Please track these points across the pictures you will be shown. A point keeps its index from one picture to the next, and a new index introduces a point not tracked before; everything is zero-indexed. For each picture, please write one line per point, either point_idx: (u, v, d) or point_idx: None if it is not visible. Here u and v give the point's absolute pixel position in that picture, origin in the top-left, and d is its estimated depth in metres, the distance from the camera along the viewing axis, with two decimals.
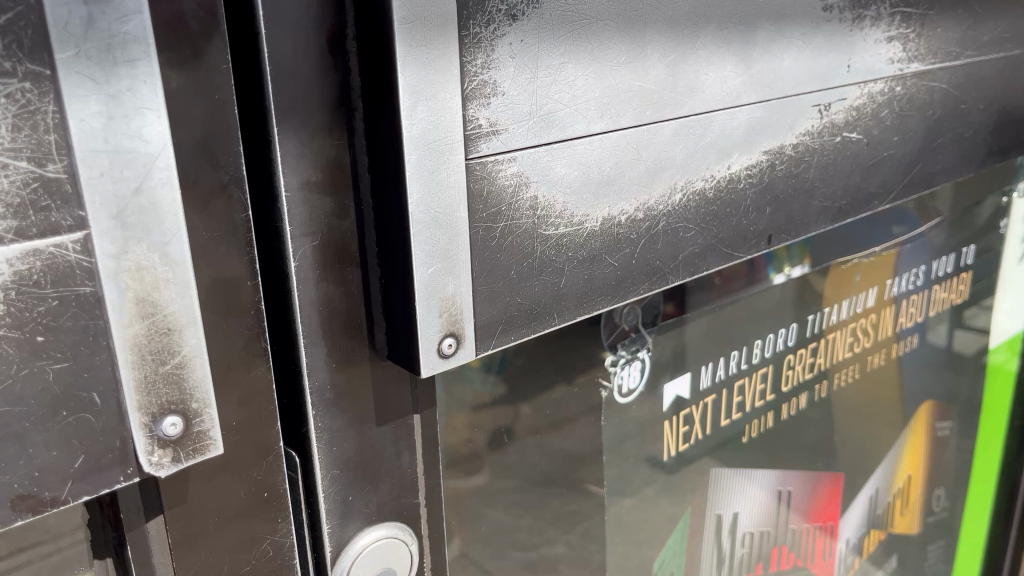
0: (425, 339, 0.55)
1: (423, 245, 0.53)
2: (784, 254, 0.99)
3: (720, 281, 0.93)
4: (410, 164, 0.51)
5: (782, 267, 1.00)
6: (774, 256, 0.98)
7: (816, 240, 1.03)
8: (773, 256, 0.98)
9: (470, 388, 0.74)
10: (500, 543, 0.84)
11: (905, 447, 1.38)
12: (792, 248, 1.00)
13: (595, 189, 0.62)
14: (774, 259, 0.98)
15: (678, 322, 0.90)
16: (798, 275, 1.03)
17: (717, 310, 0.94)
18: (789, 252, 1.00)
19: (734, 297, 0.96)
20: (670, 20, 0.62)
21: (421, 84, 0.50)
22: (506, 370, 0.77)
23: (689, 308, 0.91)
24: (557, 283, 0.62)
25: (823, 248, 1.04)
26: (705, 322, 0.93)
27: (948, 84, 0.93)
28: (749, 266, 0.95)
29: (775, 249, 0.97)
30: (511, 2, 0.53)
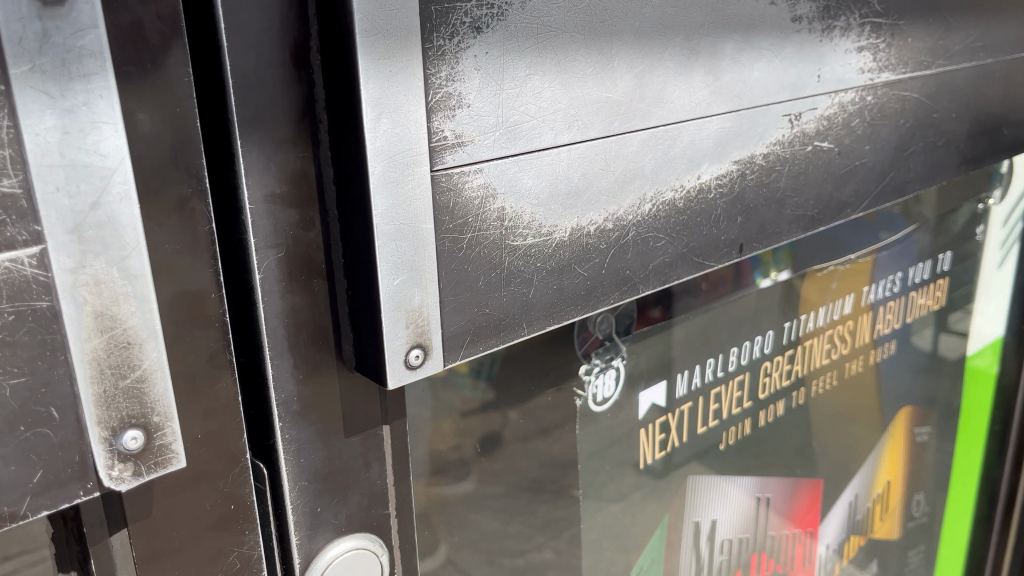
0: (391, 351, 0.55)
1: (388, 257, 0.53)
2: (771, 259, 1.00)
3: (707, 286, 0.94)
4: (374, 176, 0.51)
5: (769, 272, 1.01)
6: (762, 261, 0.99)
7: (803, 245, 1.04)
8: (760, 260, 0.99)
9: (443, 397, 0.74)
10: (488, 550, 0.86)
11: (885, 453, 1.38)
12: (779, 253, 1.01)
13: (563, 200, 0.62)
14: (762, 263, 0.99)
15: (665, 326, 0.91)
16: (785, 279, 1.04)
17: (703, 314, 0.95)
18: (776, 257, 1.01)
19: (720, 302, 0.97)
20: (637, 32, 0.63)
21: (384, 97, 0.50)
22: (495, 376, 0.78)
23: (676, 314, 0.92)
24: (526, 293, 0.62)
25: (809, 252, 1.06)
26: (691, 326, 0.94)
27: (919, 94, 0.94)
28: (736, 272, 0.96)
29: (762, 254, 0.98)
30: (475, 14, 0.53)
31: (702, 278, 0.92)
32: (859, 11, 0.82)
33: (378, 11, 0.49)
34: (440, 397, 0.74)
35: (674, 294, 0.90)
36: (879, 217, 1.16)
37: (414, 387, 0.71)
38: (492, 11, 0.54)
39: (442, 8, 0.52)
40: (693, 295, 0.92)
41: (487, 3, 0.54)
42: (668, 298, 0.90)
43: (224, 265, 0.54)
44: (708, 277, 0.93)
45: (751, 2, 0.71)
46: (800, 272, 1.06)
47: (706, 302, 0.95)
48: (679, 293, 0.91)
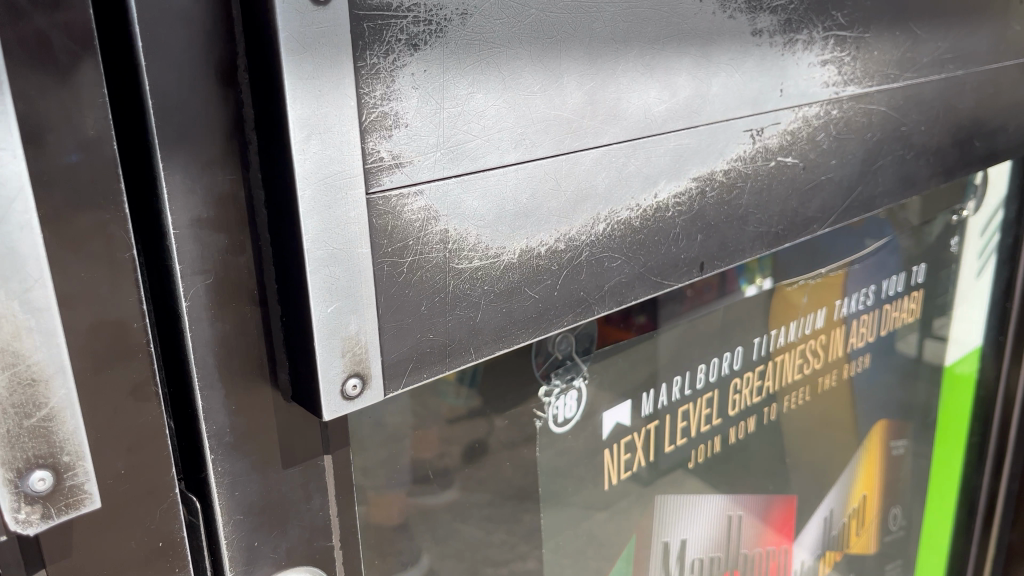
0: (326, 380, 0.53)
1: (320, 283, 0.51)
2: (756, 266, 1.01)
3: (693, 293, 0.93)
4: (303, 200, 0.49)
5: (754, 279, 1.01)
6: (747, 268, 0.99)
7: (786, 251, 1.05)
8: (745, 267, 0.99)
9: (394, 421, 0.72)
10: (473, 559, 0.84)
11: (860, 467, 1.37)
12: (764, 260, 1.02)
13: (510, 221, 0.60)
14: (748, 270, 1.00)
15: (649, 336, 0.90)
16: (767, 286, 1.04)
17: (687, 322, 0.95)
18: (760, 264, 1.01)
19: (706, 309, 0.96)
20: (587, 47, 0.61)
21: (313, 117, 0.48)
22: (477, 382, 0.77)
23: (661, 322, 0.91)
24: (473, 318, 0.60)
25: (791, 259, 1.07)
26: (675, 335, 0.94)
27: (885, 107, 0.93)
28: (721, 279, 0.96)
29: (748, 261, 0.98)
30: (411, 31, 0.51)
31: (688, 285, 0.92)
32: (823, 24, 0.81)
33: (306, 28, 0.46)
34: (425, 403, 0.73)
35: (659, 301, 0.89)
36: (862, 224, 1.17)
37: (363, 414, 0.69)
38: (430, 27, 0.52)
39: (375, 24, 0.50)
40: (677, 303, 0.92)
41: (425, 19, 0.52)
42: (653, 306, 0.88)
43: (150, 292, 0.52)
44: (693, 285, 0.93)
45: (709, 16, 0.69)
46: (769, 288, 1.05)
47: (692, 310, 0.94)
48: (663, 301, 0.89)
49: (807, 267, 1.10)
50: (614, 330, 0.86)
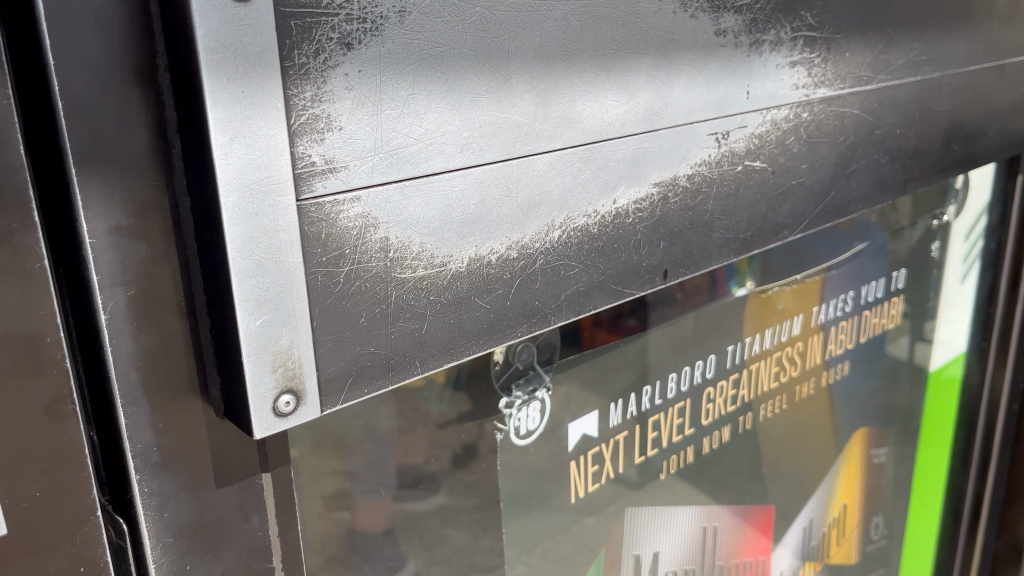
0: (255, 397, 0.50)
1: (247, 294, 0.48)
2: (745, 268, 1.01)
3: (684, 296, 0.94)
4: (227, 206, 0.46)
5: (744, 281, 1.02)
6: (737, 270, 1.00)
7: (776, 252, 1.05)
8: (735, 269, 0.99)
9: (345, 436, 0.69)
10: (461, 565, 0.83)
11: (840, 475, 1.35)
12: (754, 262, 1.02)
13: (457, 228, 0.58)
14: (738, 272, 1.00)
15: (640, 336, 0.91)
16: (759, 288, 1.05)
17: (679, 323, 0.95)
18: (751, 266, 1.02)
19: (697, 310, 0.97)
20: (537, 47, 0.59)
21: (237, 119, 0.46)
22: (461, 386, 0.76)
23: (651, 324, 0.92)
24: (419, 329, 0.57)
25: (784, 260, 1.07)
26: (668, 333, 0.94)
27: (859, 110, 0.91)
28: (711, 281, 0.97)
29: (737, 263, 0.99)
30: (344, 29, 0.49)
31: (677, 288, 0.92)
32: (791, 24, 0.78)
33: (227, 25, 0.44)
34: (379, 417, 0.70)
35: (649, 304, 0.89)
36: (851, 225, 1.17)
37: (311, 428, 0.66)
38: (364, 25, 0.50)
39: (304, 22, 0.47)
40: (668, 305, 0.92)
41: (358, 17, 0.49)
42: (644, 309, 0.88)
43: (70, 304, 0.49)
44: (683, 287, 0.93)
45: (668, 16, 0.67)
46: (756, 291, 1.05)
47: (683, 312, 0.95)
48: (653, 303, 0.90)
49: (784, 272, 1.08)
50: (606, 334, 0.86)
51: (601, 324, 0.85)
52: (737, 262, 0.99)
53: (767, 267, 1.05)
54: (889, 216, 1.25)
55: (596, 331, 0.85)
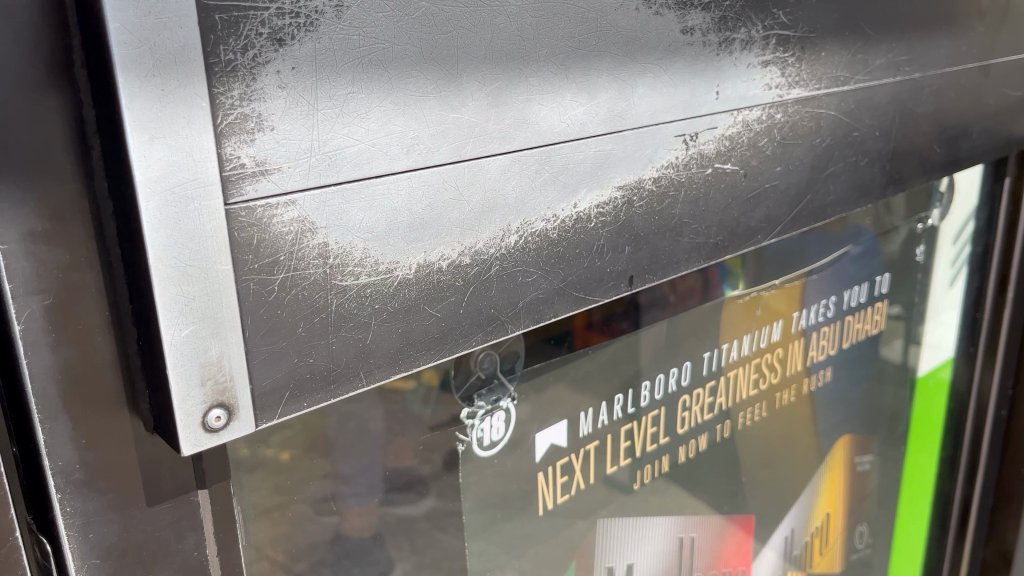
0: (182, 412, 0.47)
1: (172, 303, 0.45)
2: (738, 269, 1.00)
3: (677, 298, 0.92)
4: (148, 211, 0.44)
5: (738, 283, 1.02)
6: (729, 271, 0.99)
7: (768, 254, 1.05)
8: (728, 271, 0.98)
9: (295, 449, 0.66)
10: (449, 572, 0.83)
11: (823, 483, 1.32)
12: (746, 263, 1.01)
13: (404, 234, 0.55)
14: (730, 274, 0.99)
15: (634, 335, 0.90)
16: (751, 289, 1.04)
17: (672, 322, 0.94)
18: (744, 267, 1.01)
19: (690, 311, 0.96)
20: (488, 45, 0.56)
21: (156, 119, 0.43)
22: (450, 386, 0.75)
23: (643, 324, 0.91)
24: (362, 340, 0.54)
25: (777, 261, 1.07)
26: (662, 331, 0.94)
27: (835, 111, 0.88)
28: (705, 283, 0.95)
29: (729, 264, 0.98)
30: (275, 23, 0.46)
31: (671, 290, 0.91)
32: (762, 22, 0.76)
33: (143, 18, 0.41)
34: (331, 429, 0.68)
35: (642, 306, 0.88)
36: (844, 228, 1.17)
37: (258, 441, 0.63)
38: (297, 20, 0.47)
39: (230, 16, 0.45)
40: (660, 308, 0.91)
41: (291, 11, 0.47)
42: (636, 310, 0.88)
43: None
44: (677, 289, 0.92)
45: (631, 13, 0.64)
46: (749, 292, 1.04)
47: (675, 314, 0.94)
48: (646, 306, 0.89)
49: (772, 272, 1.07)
50: (597, 336, 0.85)
51: (593, 326, 0.84)
52: (730, 263, 0.98)
53: (760, 268, 1.04)
54: (883, 218, 1.25)
55: (589, 334, 0.84)
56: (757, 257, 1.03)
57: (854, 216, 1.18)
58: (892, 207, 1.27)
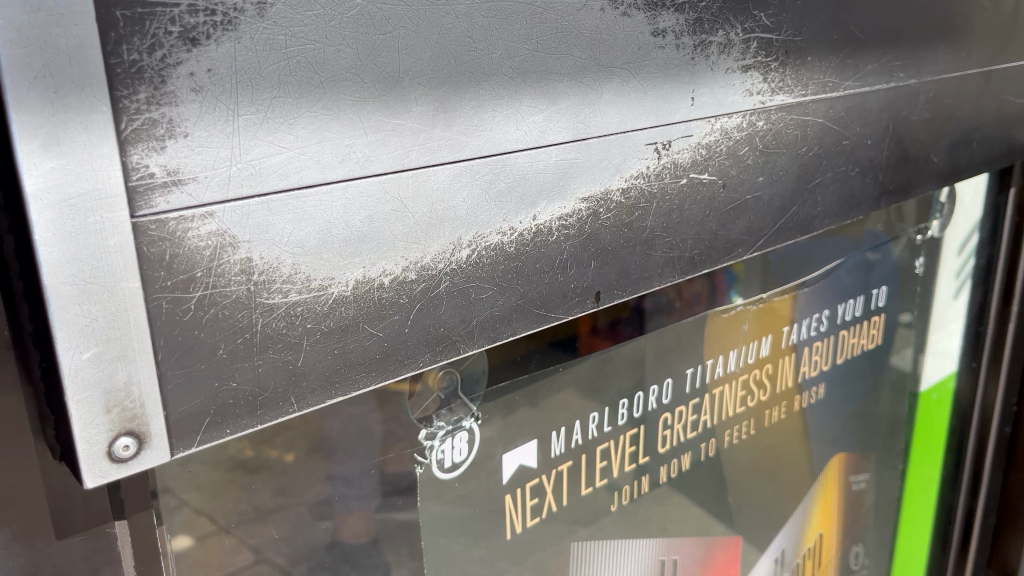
0: (85, 441, 0.44)
1: (70, 325, 0.42)
2: (745, 278, 0.99)
3: (683, 304, 0.90)
4: (41, 225, 0.40)
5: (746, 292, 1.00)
6: (737, 278, 0.97)
7: (775, 261, 1.03)
8: (736, 278, 0.97)
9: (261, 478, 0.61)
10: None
11: (815, 504, 1.28)
12: (754, 271, 1.00)
13: (340, 248, 0.51)
14: (739, 282, 0.98)
15: (634, 341, 0.88)
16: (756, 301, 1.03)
17: (675, 327, 0.92)
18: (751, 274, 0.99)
19: (695, 318, 0.94)
20: (434, 47, 0.53)
21: (49, 123, 0.39)
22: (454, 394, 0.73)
23: (648, 330, 0.88)
24: (293, 361, 0.51)
25: (786, 269, 1.05)
26: (660, 339, 0.92)
27: (823, 118, 0.84)
28: (712, 289, 0.94)
29: (738, 271, 0.96)
30: (187, 21, 0.43)
31: (678, 295, 0.89)
32: (742, 24, 0.72)
33: (30, 15, 0.38)
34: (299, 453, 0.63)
35: (647, 312, 0.87)
36: (863, 234, 1.18)
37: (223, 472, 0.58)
38: (213, 18, 0.43)
39: (134, 12, 0.41)
40: (665, 314, 0.89)
41: (205, 8, 0.43)
42: (642, 316, 0.86)
43: None
44: (684, 295, 0.90)
45: (595, 13, 0.61)
46: (756, 302, 1.03)
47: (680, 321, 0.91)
48: (651, 312, 0.87)
49: (770, 282, 1.04)
50: (602, 342, 0.84)
51: (597, 332, 0.83)
52: (738, 270, 0.97)
53: (766, 275, 1.02)
54: (895, 225, 1.24)
55: (592, 339, 0.83)
56: (766, 263, 1.01)
57: (873, 223, 1.19)
58: (903, 213, 1.26)
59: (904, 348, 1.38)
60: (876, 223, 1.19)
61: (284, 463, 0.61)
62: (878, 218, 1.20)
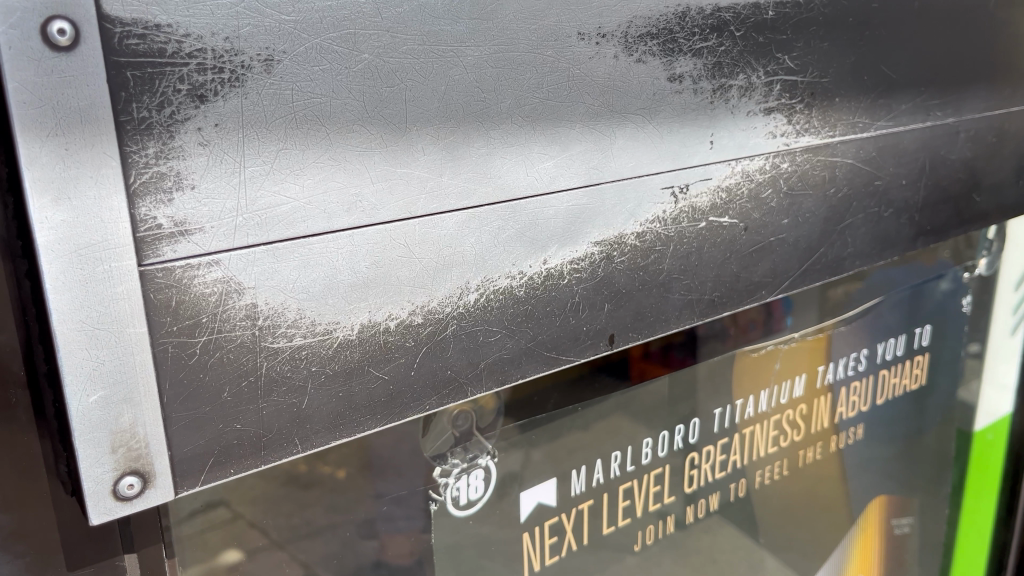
0: (89, 481, 0.45)
1: (79, 369, 0.44)
2: (800, 307, 1.02)
3: (738, 331, 0.94)
4: (51, 273, 0.42)
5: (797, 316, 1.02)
6: (793, 305, 1.01)
7: (814, 295, 1.03)
8: (793, 305, 1.00)
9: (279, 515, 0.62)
10: None
11: (853, 547, 1.24)
12: (810, 299, 1.03)
13: (346, 293, 0.52)
14: (794, 310, 1.01)
15: (689, 370, 0.91)
16: (812, 332, 1.05)
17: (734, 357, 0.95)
18: (804, 300, 1.02)
19: (754, 347, 0.97)
20: (441, 98, 0.54)
21: (60, 179, 0.41)
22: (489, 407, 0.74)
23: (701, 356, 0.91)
24: (298, 404, 0.52)
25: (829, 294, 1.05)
26: (690, 373, 0.91)
27: (853, 159, 0.83)
28: (767, 315, 0.98)
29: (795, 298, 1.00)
30: (195, 78, 0.44)
31: (731, 321, 0.93)
32: (764, 67, 0.71)
33: (44, 77, 0.40)
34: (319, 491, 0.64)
35: (700, 338, 0.90)
36: (925, 262, 1.19)
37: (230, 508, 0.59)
38: (221, 76, 0.45)
39: (144, 73, 0.43)
40: (721, 339, 0.93)
41: (213, 66, 0.45)
42: (694, 341, 0.89)
43: None
44: (738, 322, 0.94)
45: (608, 60, 0.61)
46: (800, 335, 1.03)
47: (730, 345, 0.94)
48: (704, 337, 0.91)
49: (807, 314, 1.03)
50: (654, 366, 0.86)
51: (650, 357, 0.86)
52: (794, 297, 1.00)
53: (806, 303, 1.02)
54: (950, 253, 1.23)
55: (644, 364, 0.85)
56: (809, 297, 1.02)
57: (941, 252, 1.21)
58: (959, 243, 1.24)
59: (961, 377, 1.34)
60: (946, 252, 1.21)
61: (305, 491, 0.62)
62: (947, 247, 1.21)
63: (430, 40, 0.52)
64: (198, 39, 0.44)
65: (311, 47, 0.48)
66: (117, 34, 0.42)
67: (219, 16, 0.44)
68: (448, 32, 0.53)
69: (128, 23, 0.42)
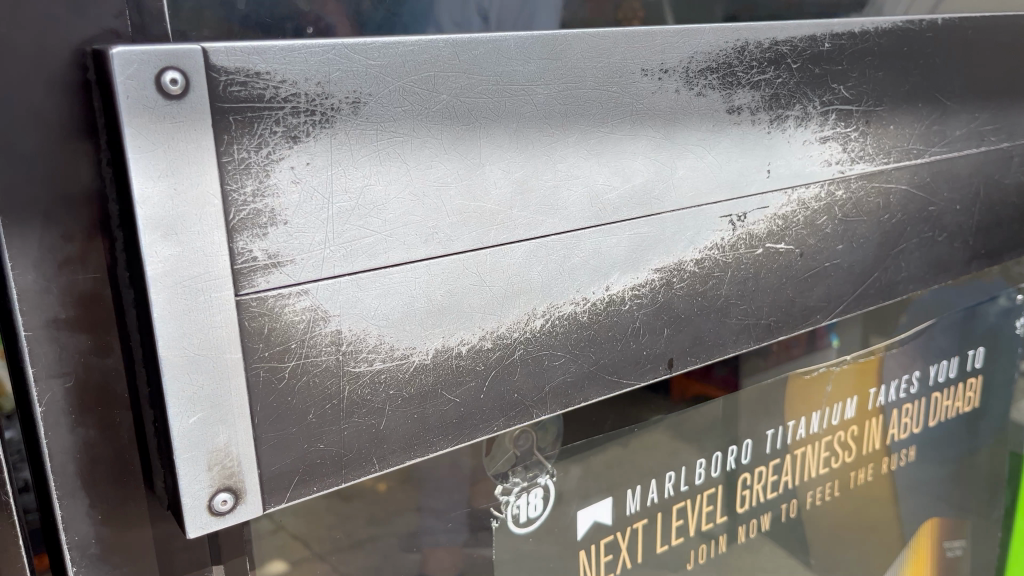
0: (188, 496, 0.48)
1: (181, 393, 0.47)
2: (848, 329, 1.02)
3: (779, 349, 0.94)
4: (159, 304, 0.45)
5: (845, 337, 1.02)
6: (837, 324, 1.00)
7: (864, 320, 1.04)
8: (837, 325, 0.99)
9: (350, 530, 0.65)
10: None
11: (905, 569, 1.23)
12: (859, 323, 1.03)
13: (422, 319, 0.55)
14: (839, 328, 1.00)
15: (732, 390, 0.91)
16: (858, 353, 1.04)
17: (778, 377, 0.95)
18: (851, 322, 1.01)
19: (791, 363, 0.96)
20: (513, 133, 0.56)
21: (170, 217, 0.44)
22: (547, 428, 0.76)
23: (754, 378, 0.93)
24: (376, 425, 0.55)
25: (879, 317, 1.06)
26: (742, 395, 0.92)
27: (907, 185, 0.84)
28: (811, 336, 0.97)
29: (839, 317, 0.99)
30: (289, 121, 0.48)
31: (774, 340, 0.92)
32: (821, 97, 0.73)
33: (157, 123, 0.43)
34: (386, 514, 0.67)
35: (742, 357, 0.89)
36: (978, 283, 1.19)
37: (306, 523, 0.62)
38: (313, 118, 0.48)
39: (244, 116, 0.46)
40: (761, 355, 0.92)
41: (306, 109, 0.48)
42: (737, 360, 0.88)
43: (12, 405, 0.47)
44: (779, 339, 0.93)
45: (670, 95, 0.63)
46: (847, 357, 1.03)
47: (778, 365, 0.94)
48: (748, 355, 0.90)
49: (857, 338, 1.03)
50: (694, 382, 0.85)
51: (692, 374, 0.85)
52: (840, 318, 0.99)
53: (855, 326, 1.02)
54: (1004, 276, 1.22)
55: (687, 382, 0.84)
56: (858, 320, 1.03)
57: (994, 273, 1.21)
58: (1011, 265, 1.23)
59: (1015, 398, 1.34)
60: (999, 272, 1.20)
61: (362, 504, 0.65)
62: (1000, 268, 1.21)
63: (503, 80, 0.55)
64: (292, 85, 0.47)
65: (394, 89, 0.51)
66: (222, 82, 0.45)
67: (312, 63, 0.47)
68: (520, 73, 0.55)
69: (231, 71, 0.45)
